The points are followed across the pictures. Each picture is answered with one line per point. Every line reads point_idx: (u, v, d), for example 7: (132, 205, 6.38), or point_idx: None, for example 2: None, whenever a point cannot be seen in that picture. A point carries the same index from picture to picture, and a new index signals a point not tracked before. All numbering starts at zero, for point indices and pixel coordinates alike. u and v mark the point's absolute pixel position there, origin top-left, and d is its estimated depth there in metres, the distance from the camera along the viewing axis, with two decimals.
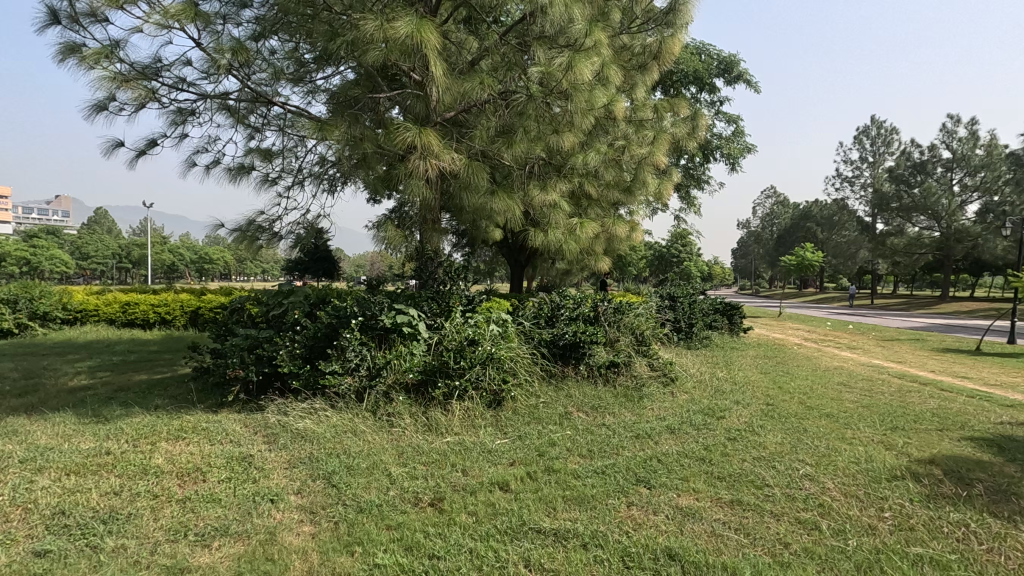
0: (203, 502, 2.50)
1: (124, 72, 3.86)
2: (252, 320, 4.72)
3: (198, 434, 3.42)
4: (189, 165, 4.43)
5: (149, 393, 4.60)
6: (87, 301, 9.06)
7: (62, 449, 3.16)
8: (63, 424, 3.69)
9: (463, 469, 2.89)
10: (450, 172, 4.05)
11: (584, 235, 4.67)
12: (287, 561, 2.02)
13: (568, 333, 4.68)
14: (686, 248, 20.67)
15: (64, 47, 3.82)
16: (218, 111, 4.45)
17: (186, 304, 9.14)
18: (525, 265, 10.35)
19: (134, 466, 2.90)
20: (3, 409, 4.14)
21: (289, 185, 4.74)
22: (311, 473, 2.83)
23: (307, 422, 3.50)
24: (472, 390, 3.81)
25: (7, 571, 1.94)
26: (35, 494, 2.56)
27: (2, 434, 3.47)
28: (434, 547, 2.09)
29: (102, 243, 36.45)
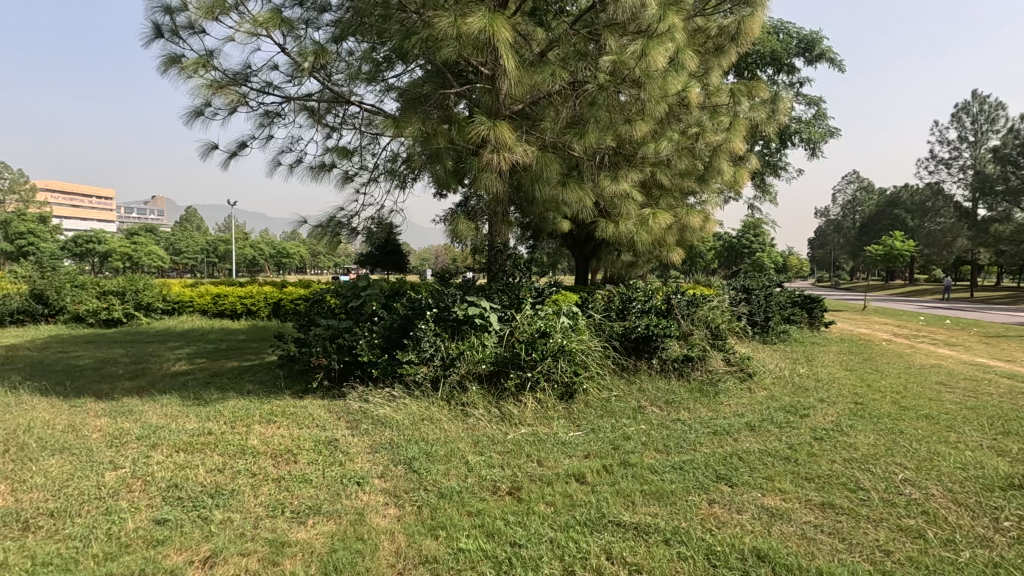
0: (296, 481, 2.66)
1: (219, 80, 4.13)
2: (332, 310, 4.96)
3: (287, 418, 3.64)
4: (275, 165, 4.69)
5: (240, 378, 4.95)
6: (184, 294, 9.84)
7: (171, 428, 3.46)
8: (170, 405, 4.04)
9: (539, 459, 2.92)
10: (522, 165, 4.06)
11: (657, 225, 4.55)
12: (377, 541, 2.11)
13: (640, 326, 4.60)
14: (759, 238, 19.78)
15: (166, 58, 4.14)
16: (300, 112, 4.68)
17: (269, 295, 9.75)
18: (591, 258, 10.26)
19: (233, 446, 3.13)
20: (119, 390, 4.59)
21: (365, 182, 4.92)
22: (392, 458, 2.95)
23: (386, 409, 3.65)
24: (544, 382, 3.82)
25: (135, 536, 2.15)
26: (152, 468, 2.82)
27: (120, 413, 3.84)
28: (515, 535, 2.12)
29: (192, 240, 39.44)
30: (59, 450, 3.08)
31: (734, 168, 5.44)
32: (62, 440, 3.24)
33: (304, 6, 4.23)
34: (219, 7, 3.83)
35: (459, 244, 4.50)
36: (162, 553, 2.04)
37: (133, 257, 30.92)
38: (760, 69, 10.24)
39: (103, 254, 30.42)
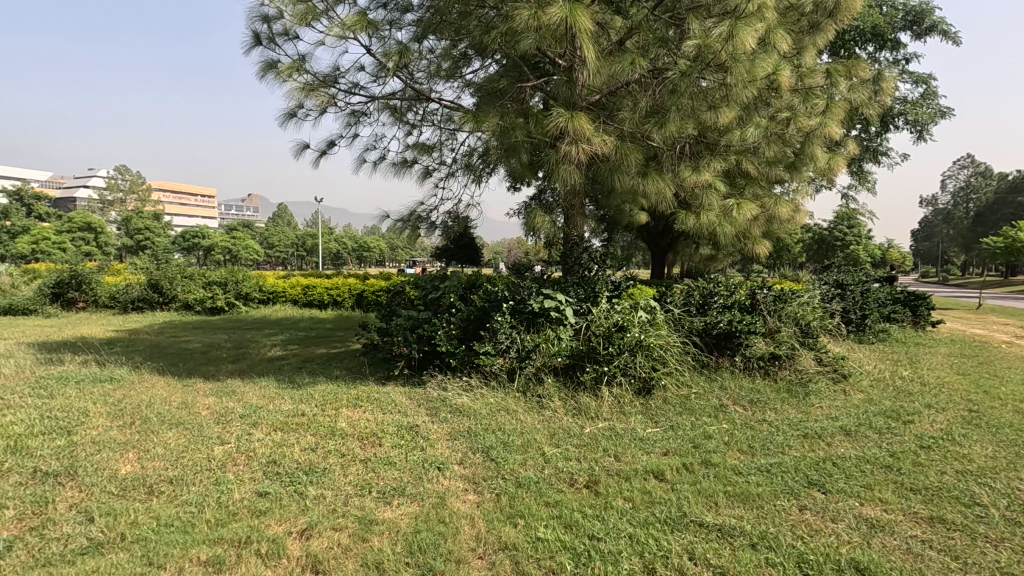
0: (381, 463, 2.80)
1: (311, 82, 4.37)
2: (411, 300, 5.14)
3: (372, 403, 3.83)
4: (360, 162, 4.91)
5: (328, 364, 5.25)
6: (277, 285, 10.59)
7: (269, 409, 3.74)
8: (267, 387, 4.37)
9: (616, 454, 2.89)
10: (600, 156, 4.00)
11: (742, 217, 4.34)
12: (458, 525, 2.17)
13: (722, 321, 4.43)
14: (854, 230, 18.35)
15: (265, 64, 4.43)
16: (383, 110, 4.87)
17: (353, 287, 10.26)
18: (667, 251, 9.98)
19: (324, 427, 3.34)
20: (224, 372, 5.02)
21: (445, 177, 5.03)
22: (471, 446, 3.02)
23: (464, 398, 3.75)
24: (621, 376, 3.76)
25: (241, 506, 2.35)
26: (254, 445, 3.06)
27: (225, 393, 4.20)
28: (593, 528, 2.11)
29: (283, 235, 42.22)
30: (176, 424, 3.42)
31: (829, 155, 5.06)
32: (177, 416, 3.60)
33: (388, 7, 4.38)
34: (311, 13, 4.04)
35: (535, 237, 4.52)
36: (265, 523, 2.20)
37: (233, 251, 33.64)
38: (859, 47, 9.50)
39: (207, 248, 33.30)
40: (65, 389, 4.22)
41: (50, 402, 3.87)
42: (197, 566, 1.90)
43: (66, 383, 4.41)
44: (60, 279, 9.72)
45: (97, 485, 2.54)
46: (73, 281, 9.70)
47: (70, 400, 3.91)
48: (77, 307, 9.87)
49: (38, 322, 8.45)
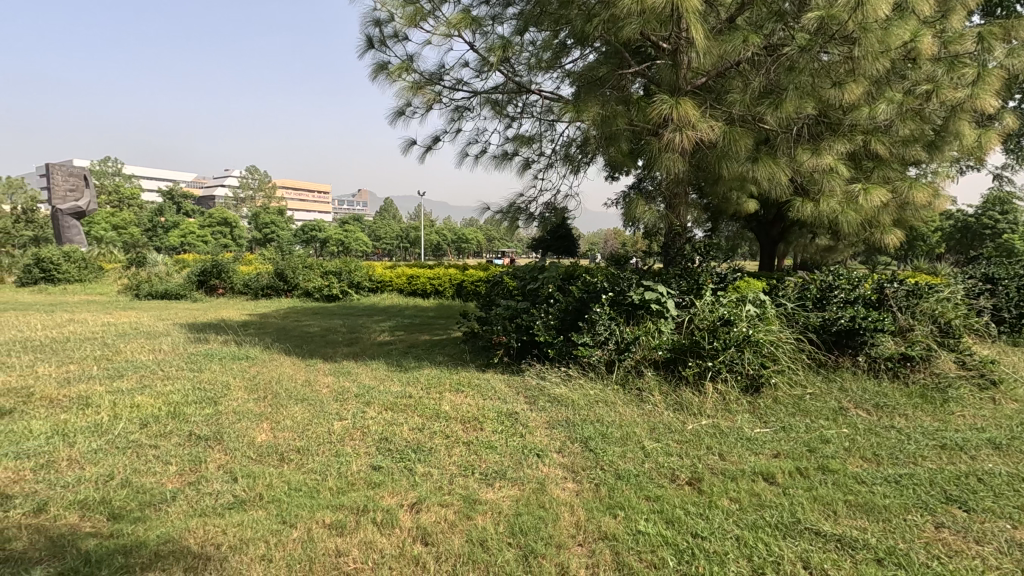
0: (483, 447, 2.91)
1: (418, 81, 4.58)
2: (510, 290, 5.24)
3: (473, 388, 3.98)
4: (462, 155, 5.07)
5: (432, 350, 5.52)
6: (385, 275, 11.28)
7: (380, 389, 4.02)
8: (378, 369, 4.69)
9: (721, 453, 2.77)
10: (706, 143, 3.82)
11: (870, 203, 3.94)
12: (558, 511, 2.21)
13: (844, 317, 4.07)
14: (1009, 216, 15.98)
15: (377, 66, 4.71)
16: (485, 105, 4.98)
17: (454, 277, 10.66)
18: (779, 242, 9.33)
19: (429, 409, 3.53)
20: (340, 354, 5.46)
21: (544, 168, 5.06)
22: (569, 436, 3.05)
23: (562, 388, 3.79)
24: (726, 372, 3.60)
25: (358, 477, 2.55)
26: (368, 422, 3.30)
27: (342, 373, 4.57)
28: (696, 526, 2.06)
29: (389, 228, 44.73)
30: (301, 400, 3.78)
31: (980, 130, 4.44)
32: (302, 392, 3.98)
33: (490, 3, 4.47)
34: (419, 15, 4.23)
35: (635, 228, 4.42)
36: (380, 494, 2.38)
37: (345, 243, 36.21)
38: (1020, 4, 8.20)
39: (323, 240, 36.16)
40: (212, 364, 4.82)
41: (201, 374, 4.43)
42: (322, 528, 2.09)
43: (212, 359, 5.04)
44: (205, 268, 11.05)
45: (239, 449, 2.88)
46: (215, 270, 10.98)
47: (216, 374, 4.46)
48: (218, 293, 11.16)
49: (189, 306, 9.68)
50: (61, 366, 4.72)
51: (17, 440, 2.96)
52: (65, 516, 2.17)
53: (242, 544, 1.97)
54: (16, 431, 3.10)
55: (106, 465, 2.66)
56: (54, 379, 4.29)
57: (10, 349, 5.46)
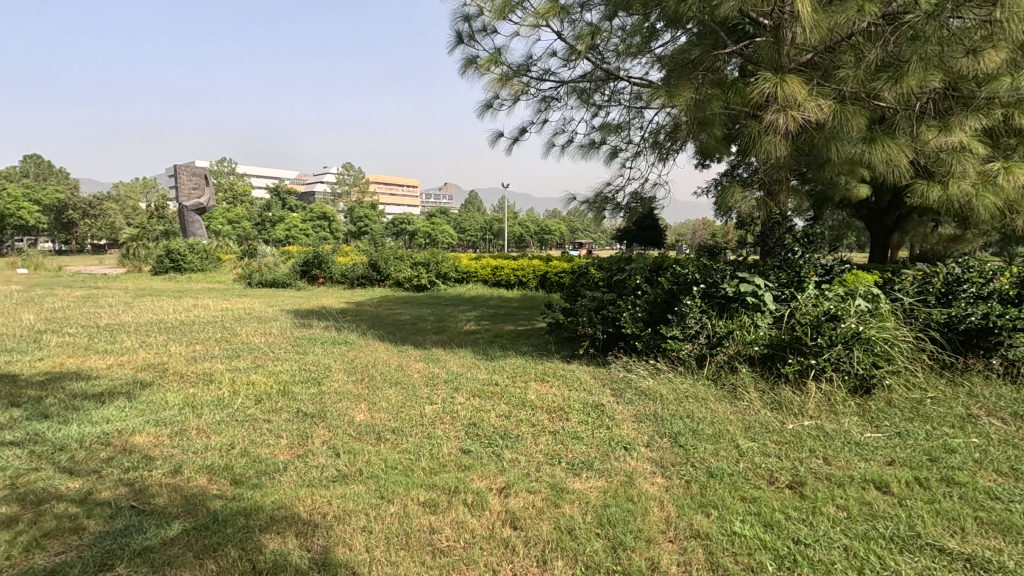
0: (569, 437, 2.91)
1: (506, 73, 4.62)
2: (596, 281, 5.18)
3: (558, 379, 4.00)
4: (549, 146, 5.06)
5: (517, 340, 5.60)
6: (471, 266, 11.57)
7: (467, 376, 4.15)
8: (466, 357, 4.82)
9: (826, 457, 2.59)
10: (813, 123, 3.55)
11: (1010, 185, 3.48)
12: (647, 505, 2.17)
13: (974, 315, 3.64)
14: None
15: (466, 60, 4.80)
16: (572, 94, 4.93)
17: (537, 268, 10.71)
18: (893, 231, 8.49)
19: (516, 398, 3.58)
20: (430, 342, 5.68)
21: (633, 157, 4.93)
22: (657, 430, 2.97)
23: (650, 381, 3.70)
24: (832, 371, 3.35)
25: (449, 459, 2.65)
26: (457, 407, 3.42)
27: (432, 360, 4.76)
28: (798, 532, 1.94)
29: (473, 220, 45.70)
30: (395, 383, 3.99)
31: None
32: (395, 376, 4.19)
33: None
34: (508, 7, 4.25)
35: (729, 217, 4.22)
36: (470, 477, 2.46)
37: (432, 235, 37.49)
38: None
39: (412, 233, 37.66)
40: (315, 348, 5.20)
41: (306, 357, 4.79)
42: (417, 505, 2.20)
43: (315, 343, 5.42)
44: (308, 259, 11.89)
45: (340, 427, 3.09)
46: (316, 260, 11.78)
47: (319, 357, 4.80)
48: (319, 282, 11.97)
49: (294, 293, 10.47)
50: (189, 346, 5.29)
51: (157, 409, 3.36)
52: (196, 479, 2.44)
53: (345, 514, 2.11)
54: (155, 401, 3.52)
55: (228, 435, 2.95)
56: (184, 357, 4.81)
57: (149, 330, 6.20)
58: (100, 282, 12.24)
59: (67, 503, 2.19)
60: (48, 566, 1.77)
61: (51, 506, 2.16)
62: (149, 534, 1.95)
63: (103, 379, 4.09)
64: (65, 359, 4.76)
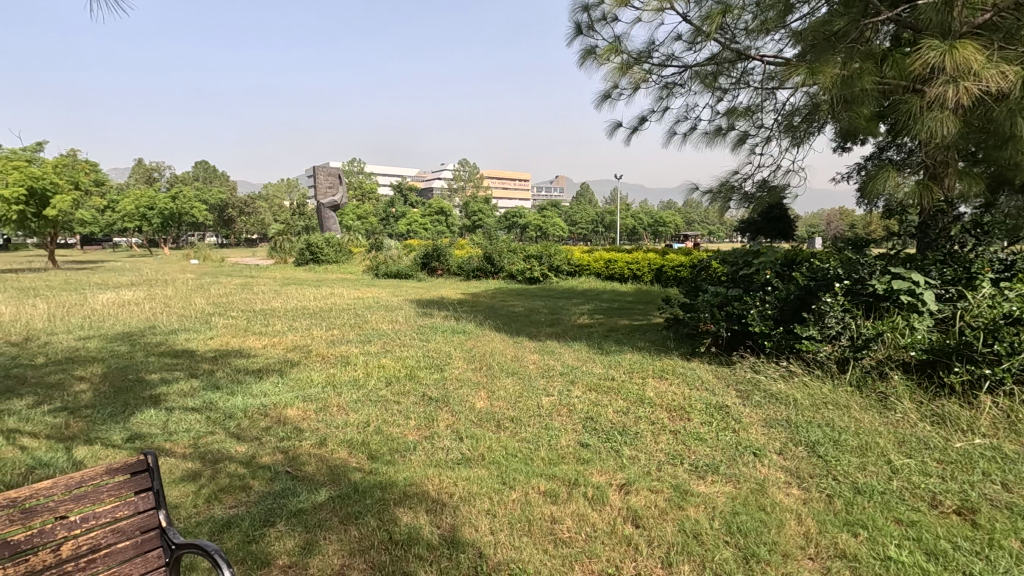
0: (691, 438, 2.79)
1: (627, 61, 4.50)
2: (718, 276, 4.91)
3: (678, 377, 3.85)
4: (670, 135, 4.85)
5: (632, 335, 5.47)
6: (583, 259, 11.51)
7: (583, 369, 4.14)
8: (580, 350, 4.81)
9: (1004, 482, 2.23)
10: (995, 95, 3.04)
11: None
12: (782, 517, 2.02)
13: None
14: None
15: (585, 52, 4.74)
16: (697, 79, 4.68)
17: (652, 261, 10.35)
18: None
19: (634, 394, 3.51)
20: (544, 334, 5.74)
21: (764, 142, 4.57)
22: (791, 438, 2.75)
23: (782, 385, 3.43)
24: (1012, 384, 2.87)
25: (568, 452, 2.66)
26: (574, 400, 3.42)
27: (547, 352, 4.81)
28: (971, 567, 1.70)
29: (584, 213, 45.33)
30: (512, 373, 4.09)
31: None
32: (512, 366, 4.30)
33: None
34: None
35: (878, 205, 3.77)
36: (589, 471, 2.45)
37: (544, 228, 37.81)
38: None
39: (523, 226, 38.28)
40: (437, 336, 5.48)
41: (428, 344, 5.07)
42: (538, 494, 2.23)
43: (437, 331, 5.72)
44: (428, 252, 12.55)
45: (463, 412, 3.23)
46: (435, 254, 12.40)
47: (441, 344, 5.06)
48: (438, 273, 12.58)
49: (415, 284, 11.10)
50: (328, 330, 5.82)
51: (304, 386, 3.76)
52: (339, 451, 2.69)
53: (470, 496, 2.21)
54: (303, 379, 3.93)
55: (364, 414, 3.21)
56: (325, 340, 5.32)
57: (295, 315, 6.93)
58: (254, 273, 13.87)
59: (237, 464, 2.52)
60: (225, 517, 2.05)
61: (225, 465, 2.50)
62: (301, 498, 2.19)
63: (260, 357, 4.64)
64: (231, 338, 5.47)
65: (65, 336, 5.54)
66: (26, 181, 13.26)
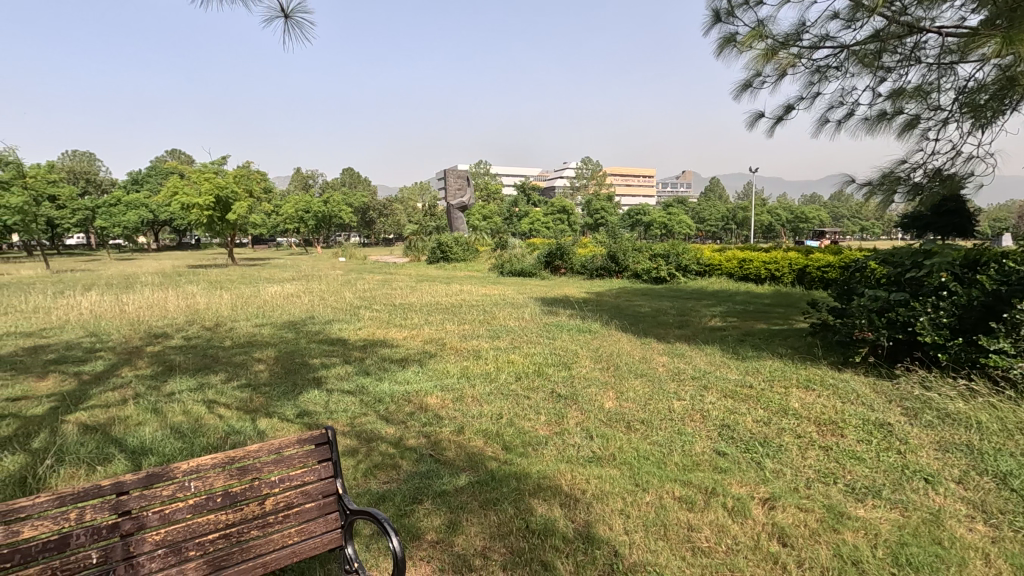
0: (846, 456, 2.55)
1: (773, 47, 4.18)
2: (877, 278, 4.38)
3: (827, 388, 3.52)
4: (822, 123, 4.42)
5: (772, 341, 5.09)
6: (714, 258, 10.90)
7: (717, 374, 3.95)
8: (713, 355, 4.59)
9: None
10: None
11: None
12: (964, 555, 1.78)
13: None
14: None
15: (724, 40, 4.49)
16: (855, 60, 4.22)
17: (794, 261, 9.51)
18: None
19: (775, 404, 3.27)
20: (672, 336, 5.55)
21: (941, 126, 4.00)
22: (973, 466, 2.40)
23: (961, 404, 2.99)
24: None
25: (703, 459, 2.56)
26: (708, 406, 3.27)
27: (676, 354, 4.65)
28: None
29: (714, 209, 42.86)
30: (640, 375, 4.01)
31: None
32: (640, 367, 4.22)
33: None
34: None
35: None
36: (727, 481, 2.34)
37: (669, 226, 36.35)
38: None
39: (647, 224, 37.18)
40: (563, 334, 5.55)
41: (554, 341, 5.15)
42: (673, 499, 2.19)
43: (562, 329, 5.78)
44: (551, 250, 12.70)
45: (592, 411, 3.25)
46: (559, 252, 12.50)
47: (567, 343, 5.11)
48: (561, 272, 12.68)
49: (539, 282, 11.29)
50: (460, 325, 6.14)
51: (441, 376, 4.02)
52: (475, 440, 2.85)
53: (603, 495, 2.22)
54: (440, 370, 4.20)
55: (497, 406, 3.36)
56: (458, 334, 5.62)
57: (429, 309, 7.42)
58: (393, 270, 15.01)
59: (387, 444, 2.78)
60: (379, 491, 2.27)
61: (377, 444, 2.77)
62: (444, 480, 2.35)
63: (401, 348, 5.04)
64: (375, 329, 6.00)
65: (245, 323, 6.46)
66: (215, 190, 15.63)
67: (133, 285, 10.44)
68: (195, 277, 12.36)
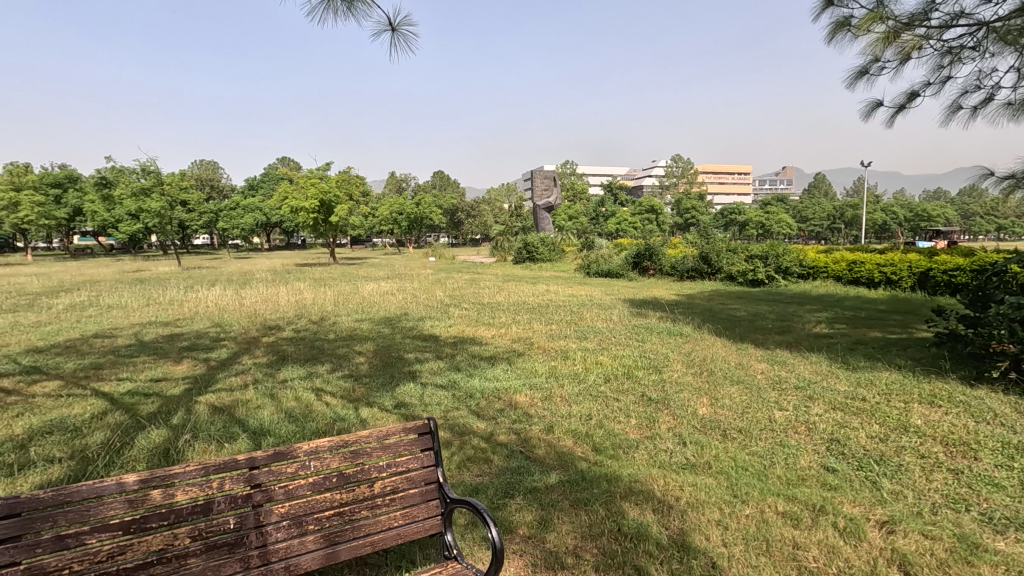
0: (981, 481, 2.28)
1: (895, 29, 3.82)
2: (1021, 283, 3.87)
3: (956, 405, 3.16)
4: (954, 110, 3.98)
5: (888, 350, 4.66)
6: (820, 260, 10.14)
7: (824, 385, 3.67)
8: (818, 363, 4.28)
9: None
10: None
11: None
12: None
13: None
14: None
15: (837, 25, 4.16)
16: (995, 39, 3.76)
17: (914, 263, 8.62)
18: None
19: (893, 419, 2.99)
20: (772, 342, 5.23)
21: None
22: None
23: None
24: None
25: (810, 474, 2.39)
26: (814, 418, 3.06)
27: (776, 362, 4.38)
28: None
29: (818, 207, 39.82)
30: (737, 382, 3.83)
31: None
32: (737, 374, 4.02)
33: None
34: None
35: None
36: (837, 499, 2.18)
37: (767, 226, 34.24)
38: None
39: (743, 223, 35.27)
40: (653, 337, 5.41)
41: (644, 344, 5.03)
42: (776, 514, 2.07)
43: (652, 332, 5.64)
44: (639, 251, 12.43)
45: (685, 417, 3.14)
46: (647, 253, 12.19)
47: (657, 346, 4.97)
48: (649, 273, 12.36)
49: (626, 283, 11.08)
50: (547, 325, 6.17)
51: (529, 375, 4.07)
52: (565, 439, 2.85)
53: (698, 504, 2.15)
54: (528, 369, 4.25)
55: (586, 407, 3.34)
56: (545, 334, 5.66)
57: (517, 309, 7.53)
58: (480, 270, 15.36)
59: (478, 439, 2.86)
60: (473, 484, 2.34)
61: (470, 438, 2.85)
62: (535, 478, 2.38)
63: (490, 346, 5.16)
64: (465, 327, 6.19)
65: (346, 318, 6.91)
66: (319, 195, 16.83)
67: (250, 281, 11.48)
68: (302, 274, 13.39)
